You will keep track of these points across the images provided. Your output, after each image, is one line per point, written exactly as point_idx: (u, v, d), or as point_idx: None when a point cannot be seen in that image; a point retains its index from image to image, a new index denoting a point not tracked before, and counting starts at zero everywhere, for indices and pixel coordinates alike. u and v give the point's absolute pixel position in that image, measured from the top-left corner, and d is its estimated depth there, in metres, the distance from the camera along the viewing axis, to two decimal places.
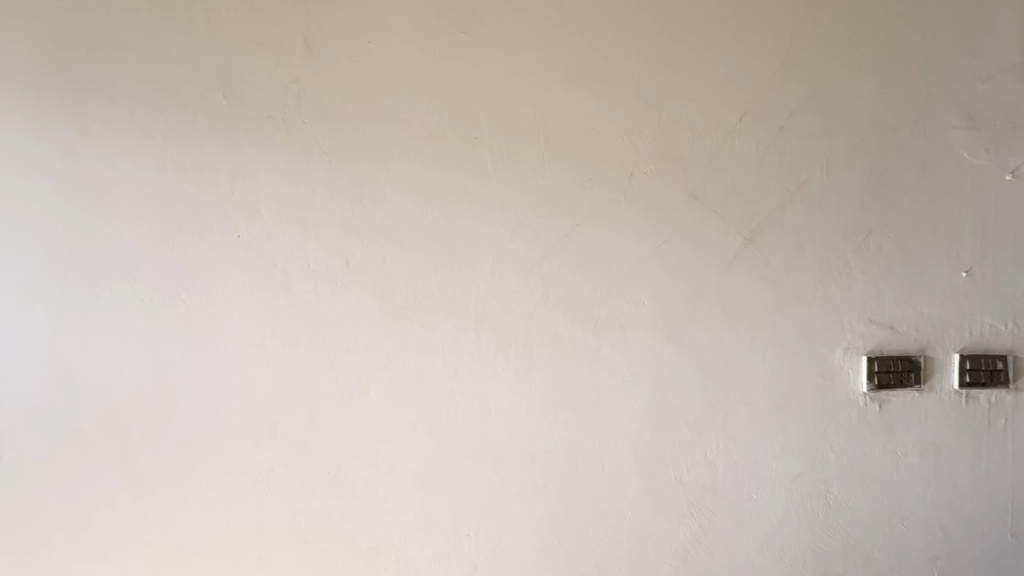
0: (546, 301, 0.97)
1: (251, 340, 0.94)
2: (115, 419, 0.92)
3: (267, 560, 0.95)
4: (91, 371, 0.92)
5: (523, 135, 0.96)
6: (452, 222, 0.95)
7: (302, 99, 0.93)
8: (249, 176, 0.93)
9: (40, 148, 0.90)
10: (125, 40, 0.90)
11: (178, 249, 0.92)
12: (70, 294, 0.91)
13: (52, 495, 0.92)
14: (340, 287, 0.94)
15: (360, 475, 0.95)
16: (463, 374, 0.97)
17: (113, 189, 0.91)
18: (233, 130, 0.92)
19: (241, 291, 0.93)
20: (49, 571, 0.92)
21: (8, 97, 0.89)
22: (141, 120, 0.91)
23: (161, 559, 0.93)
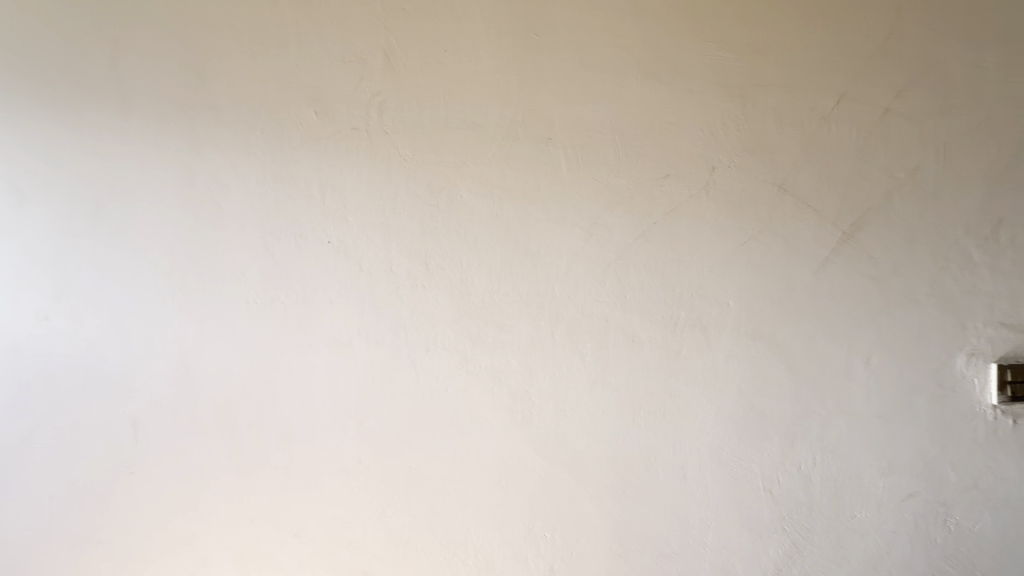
0: (622, 301, 0.95)
1: (339, 339, 1.00)
2: (225, 409, 1.02)
3: (356, 547, 1.00)
4: (205, 366, 1.02)
5: (597, 133, 0.94)
6: (527, 223, 0.96)
7: (383, 110, 0.97)
8: (336, 186, 0.99)
9: (164, 167, 1.02)
10: (230, 66, 1.00)
11: (276, 254, 1.00)
12: (188, 297, 1.02)
13: (175, 475, 1.03)
14: (420, 289, 0.98)
15: (439, 471, 0.99)
16: (538, 374, 0.97)
17: (222, 201, 1.01)
18: (322, 143, 0.99)
19: (330, 293, 1.00)
20: (175, 542, 1.04)
21: (138, 122, 1.02)
22: (244, 138, 1.00)
23: (264, 538, 1.02)
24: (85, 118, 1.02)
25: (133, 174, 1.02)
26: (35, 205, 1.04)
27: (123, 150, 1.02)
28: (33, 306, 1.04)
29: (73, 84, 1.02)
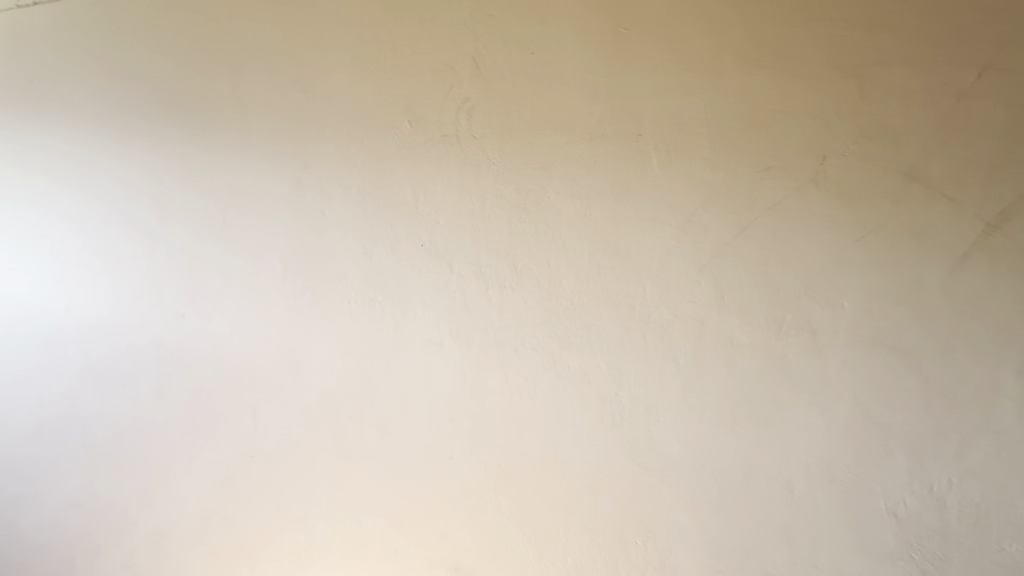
0: (719, 302, 0.90)
1: (432, 338, 1.04)
2: (330, 401, 1.10)
3: (448, 539, 1.04)
4: (312, 361, 1.11)
5: (691, 125, 0.90)
6: (616, 223, 0.94)
7: (472, 116, 1.00)
8: (429, 191, 1.03)
9: (276, 179, 1.12)
10: (333, 83, 1.07)
11: (374, 258, 1.07)
12: (298, 298, 1.12)
13: (288, 460, 1.13)
14: (508, 290, 1.00)
15: (527, 470, 0.99)
16: (628, 377, 0.94)
17: (326, 209, 1.09)
18: (415, 151, 1.03)
19: (424, 294, 1.04)
20: (287, 520, 1.14)
21: (256, 140, 1.13)
22: (346, 150, 1.07)
23: (364, 524, 1.09)
24: (213, 140, 1.16)
25: (252, 188, 1.14)
26: (175, 219, 1.19)
27: (244, 167, 1.14)
28: (175, 307, 1.20)
29: (205, 111, 1.16)
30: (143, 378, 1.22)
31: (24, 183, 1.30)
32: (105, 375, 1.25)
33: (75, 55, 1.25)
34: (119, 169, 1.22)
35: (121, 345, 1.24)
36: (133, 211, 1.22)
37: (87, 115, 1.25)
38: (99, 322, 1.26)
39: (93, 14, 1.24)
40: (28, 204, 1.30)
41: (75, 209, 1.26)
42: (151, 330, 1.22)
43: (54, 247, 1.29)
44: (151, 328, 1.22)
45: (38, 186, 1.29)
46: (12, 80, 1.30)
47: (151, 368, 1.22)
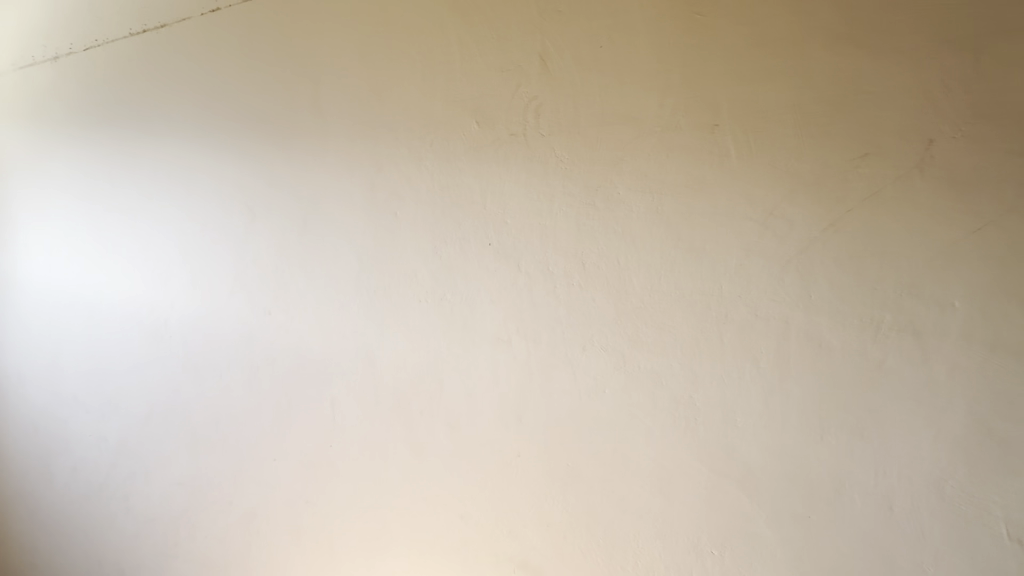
0: (805, 301, 0.84)
1: (499, 336, 1.05)
2: (402, 395, 1.14)
3: (515, 535, 1.05)
4: (385, 357, 1.16)
5: (774, 113, 0.85)
6: (691, 218, 0.90)
7: (540, 114, 1.00)
8: (496, 190, 1.04)
9: (352, 183, 1.17)
10: (404, 88, 1.11)
11: (443, 257, 1.09)
12: (372, 296, 1.17)
13: (364, 450, 1.18)
14: (576, 288, 0.98)
15: (596, 471, 0.98)
16: (704, 379, 0.90)
17: (398, 210, 1.13)
18: (484, 151, 1.05)
19: (492, 293, 1.05)
20: (363, 508, 1.19)
21: (334, 146, 1.19)
22: (417, 152, 1.11)
23: (435, 515, 1.12)
24: (296, 148, 1.23)
25: (330, 192, 1.20)
26: (263, 223, 1.28)
27: (323, 172, 1.21)
28: (263, 304, 1.29)
29: (288, 122, 1.24)
30: (236, 369, 1.33)
31: (137, 193, 1.46)
32: (203, 366, 1.38)
33: (178, 76, 1.39)
34: (215, 178, 1.34)
35: (217, 338, 1.36)
36: (226, 215, 1.33)
37: (189, 130, 1.37)
38: (198, 317, 1.38)
39: (193, 38, 1.36)
40: (140, 212, 1.46)
41: (178, 216, 1.40)
42: (243, 325, 1.32)
43: (161, 249, 1.43)
44: (242, 323, 1.32)
45: (149, 196, 1.44)
46: (129, 102, 1.46)
47: (243, 360, 1.32)
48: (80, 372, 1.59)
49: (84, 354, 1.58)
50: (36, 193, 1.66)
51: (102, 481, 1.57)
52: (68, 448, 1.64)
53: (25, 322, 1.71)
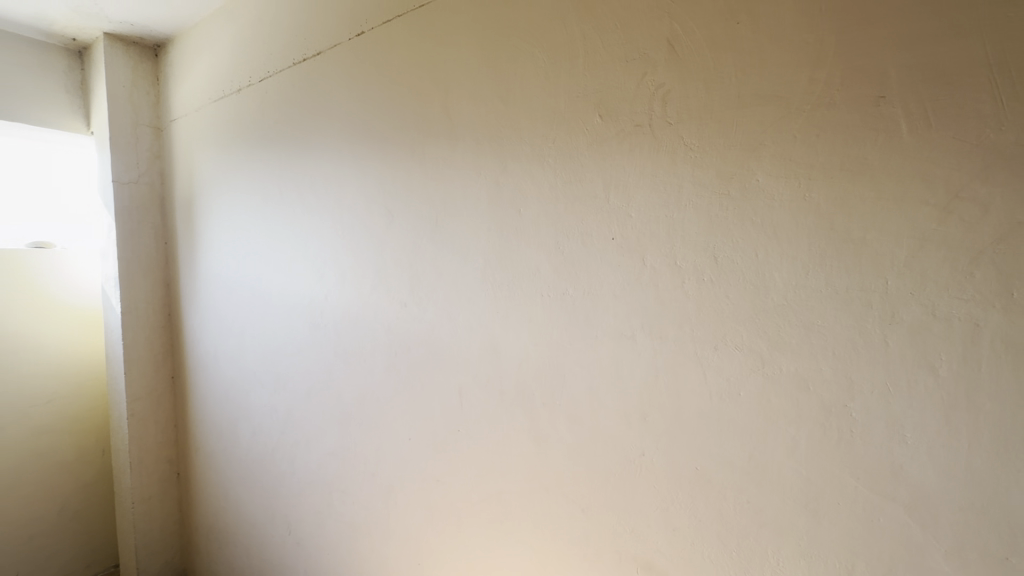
0: (1004, 300, 0.70)
1: (622, 332, 1.03)
2: (525, 386, 1.18)
3: (639, 535, 1.03)
4: (509, 349, 1.21)
5: (960, 76, 0.71)
6: (847, 204, 0.80)
7: (667, 101, 0.95)
8: (620, 183, 1.02)
9: (478, 183, 1.24)
10: (528, 88, 1.14)
11: (566, 252, 1.10)
12: (497, 290, 1.22)
13: (489, 436, 1.25)
14: (708, 284, 0.93)
15: (728, 478, 0.92)
16: (863, 387, 0.80)
17: (522, 208, 1.17)
18: (607, 144, 1.03)
19: (615, 288, 1.04)
20: (488, 491, 1.26)
21: (462, 149, 1.26)
22: (539, 150, 1.13)
23: (556, 505, 1.14)
24: (428, 153, 1.33)
25: (458, 193, 1.28)
26: (400, 224, 1.41)
27: (452, 174, 1.29)
28: (400, 297, 1.42)
29: (422, 130, 1.34)
30: (378, 356, 1.49)
31: (299, 200, 1.69)
32: (351, 351, 1.56)
33: (331, 96, 1.58)
34: (360, 184, 1.50)
35: (362, 327, 1.52)
36: (369, 218, 1.48)
37: (339, 143, 1.55)
38: (346, 309, 1.57)
39: (342, 62, 1.54)
40: (302, 216, 1.69)
41: (330, 219, 1.59)
42: (383, 317, 1.47)
43: (318, 249, 1.64)
44: (383, 314, 1.47)
45: (308, 203, 1.66)
46: (293, 123, 1.70)
47: (383, 348, 1.47)
48: (258, 353, 1.90)
49: (261, 338, 1.88)
50: (225, 203, 2.01)
51: (275, 445, 1.86)
52: (249, 416, 1.97)
53: (219, 311, 2.08)
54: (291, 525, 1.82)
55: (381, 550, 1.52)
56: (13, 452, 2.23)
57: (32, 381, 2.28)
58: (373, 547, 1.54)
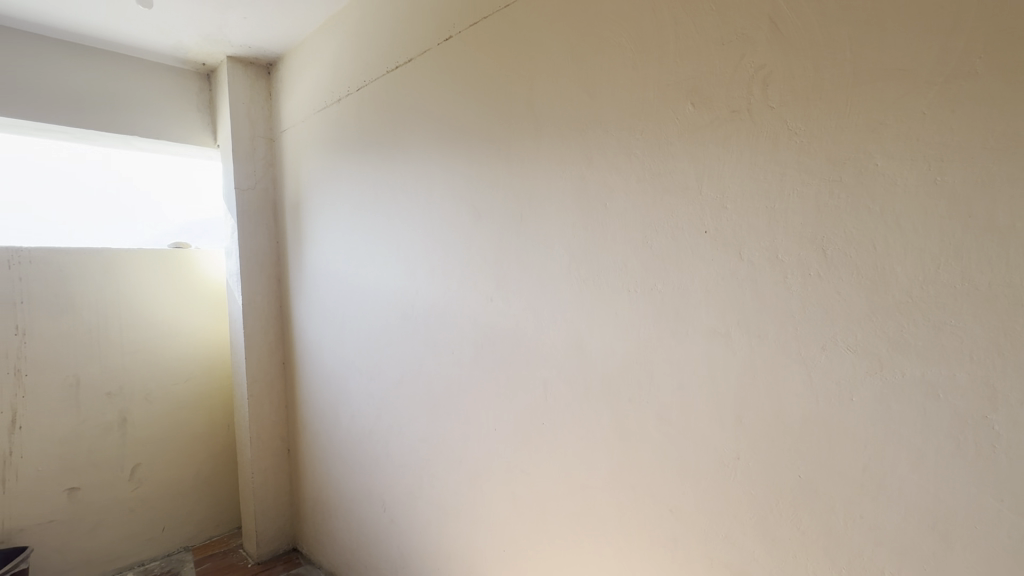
0: None
1: (716, 329, 0.99)
2: (611, 382, 1.17)
3: (733, 542, 0.98)
4: (594, 345, 1.20)
5: None
6: (990, 188, 0.70)
7: (769, 84, 0.89)
8: (715, 173, 0.97)
9: (563, 179, 1.24)
10: (614, 79, 1.12)
11: (655, 246, 1.07)
12: (582, 286, 1.22)
13: (573, 430, 1.26)
14: (815, 279, 0.86)
15: (836, 488, 0.85)
16: (1008, 397, 0.70)
17: (608, 201, 1.15)
18: (700, 133, 0.99)
19: (708, 284, 0.99)
20: (572, 484, 1.26)
21: (546, 145, 1.27)
22: (626, 142, 1.11)
23: (642, 503, 1.12)
24: (514, 150, 1.36)
25: (544, 188, 1.29)
26: (486, 220, 1.45)
27: (537, 170, 1.30)
28: (486, 292, 1.47)
29: (507, 129, 1.37)
30: (465, 346, 1.55)
31: (392, 200, 1.80)
32: (440, 343, 1.64)
33: (421, 100, 1.66)
34: (448, 183, 1.57)
35: (450, 320, 1.59)
36: (457, 215, 1.54)
37: (429, 144, 1.63)
38: (435, 302, 1.64)
39: (431, 66, 1.61)
40: (395, 214, 1.79)
41: (420, 217, 1.68)
42: (469, 311, 1.52)
43: (409, 246, 1.74)
44: (469, 308, 1.53)
45: (400, 203, 1.76)
46: (386, 128, 1.81)
47: (470, 340, 1.53)
48: (356, 342, 2.05)
49: (359, 329, 2.03)
50: (327, 204, 2.18)
51: (371, 428, 2.00)
52: (349, 401, 2.13)
53: (322, 304, 2.27)
54: (386, 503, 1.95)
55: (469, 535, 1.58)
56: (160, 423, 2.61)
57: (173, 363, 2.65)
58: (461, 530, 1.61)
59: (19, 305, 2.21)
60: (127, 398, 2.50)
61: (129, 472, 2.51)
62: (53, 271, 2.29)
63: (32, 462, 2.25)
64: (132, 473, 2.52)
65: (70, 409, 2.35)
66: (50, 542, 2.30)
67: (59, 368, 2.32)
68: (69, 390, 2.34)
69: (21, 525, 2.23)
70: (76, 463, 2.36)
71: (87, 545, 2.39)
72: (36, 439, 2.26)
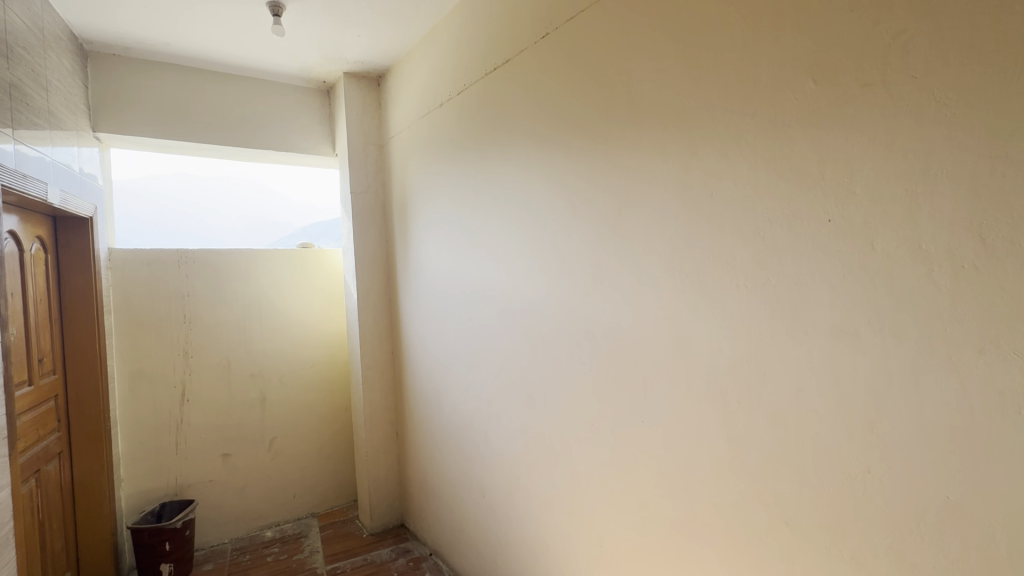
0: None
1: (842, 328, 0.90)
2: (718, 382, 1.11)
3: (861, 564, 0.88)
4: (699, 343, 1.15)
5: None
6: None
7: (910, 51, 0.79)
8: (841, 156, 0.88)
9: (665, 169, 1.20)
10: (722, 62, 1.06)
11: (768, 237, 1.00)
12: (685, 280, 1.17)
13: (675, 429, 1.22)
14: (969, 272, 0.75)
15: (995, 516, 0.73)
16: None
17: (714, 191, 1.09)
18: (823, 113, 0.90)
19: (832, 278, 0.91)
20: (675, 486, 1.22)
21: (647, 137, 1.24)
22: (736, 128, 1.04)
23: (753, 512, 1.05)
24: (612, 143, 1.34)
25: (643, 181, 1.26)
26: (583, 216, 1.45)
27: (636, 162, 1.27)
28: (584, 287, 1.47)
29: (605, 123, 1.36)
30: (561, 340, 1.57)
31: (491, 198, 1.87)
32: (536, 337, 1.68)
33: (518, 99, 1.70)
34: (545, 180, 1.59)
35: (547, 314, 1.62)
36: (554, 211, 1.56)
37: (526, 142, 1.67)
38: (532, 297, 1.69)
39: (528, 65, 1.65)
40: (494, 212, 1.86)
41: (518, 214, 1.73)
42: (567, 307, 1.54)
43: (507, 242, 1.80)
44: (567, 303, 1.54)
45: (499, 201, 1.82)
46: (485, 129, 1.88)
47: (566, 334, 1.55)
48: (458, 335, 2.16)
49: (460, 322, 2.14)
50: (430, 205, 2.32)
51: (471, 417, 2.10)
52: (451, 390, 2.25)
53: (426, 299, 2.42)
54: (485, 489, 2.04)
55: (565, 527, 1.60)
56: (292, 402, 2.96)
57: (302, 350, 2.99)
58: (558, 522, 1.64)
59: (186, 298, 2.64)
60: (265, 378, 2.87)
61: (268, 443, 2.88)
62: (210, 268, 2.70)
63: (195, 429, 2.68)
64: (270, 444, 2.89)
65: (223, 387, 2.75)
66: (209, 498, 2.72)
67: (215, 351, 2.73)
68: (221, 370, 2.75)
69: (189, 481, 2.67)
70: (229, 433, 2.77)
71: (236, 503, 2.79)
72: (199, 410, 2.69)
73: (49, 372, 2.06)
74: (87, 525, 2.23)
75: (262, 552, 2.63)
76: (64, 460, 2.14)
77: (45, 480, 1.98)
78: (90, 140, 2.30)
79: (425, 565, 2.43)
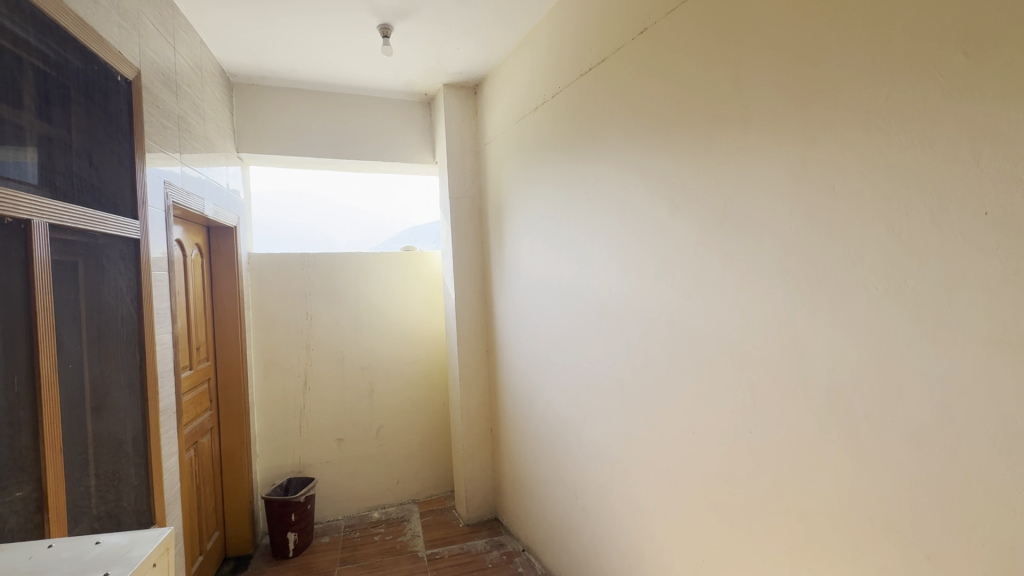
0: None
1: (1003, 338, 0.77)
2: (841, 393, 1.01)
3: None
4: (820, 350, 1.05)
5: None
6: None
7: None
8: (1001, 139, 0.76)
9: (778, 163, 1.12)
10: (848, 41, 0.96)
11: (904, 234, 0.89)
12: (802, 280, 1.08)
13: (790, 442, 1.13)
14: None
15: None
16: None
17: (838, 184, 1.00)
18: (979, 90, 0.78)
19: (989, 280, 0.79)
20: (790, 504, 1.13)
21: (758, 129, 1.17)
22: (864, 113, 0.95)
23: (885, 540, 0.94)
24: (717, 137, 1.28)
25: (753, 175, 1.18)
26: (684, 215, 1.41)
27: (744, 156, 1.21)
28: (685, 289, 1.42)
29: (709, 116, 1.31)
30: (660, 343, 1.53)
31: (587, 199, 1.87)
32: (634, 339, 1.65)
33: (616, 99, 1.69)
34: (643, 179, 1.57)
35: (645, 317, 1.59)
36: (653, 211, 1.53)
37: (625, 140, 1.64)
38: (630, 300, 1.66)
39: (627, 63, 1.63)
40: (590, 213, 1.85)
41: (615, 215, 1.71)
42: (666, 309, 1.49)
43: (603, 244, 1.79)
44: (666, 304, 1.49)
45: (595, 203, 1.82)
46: (580, 132, 1.89)
47: (665, 337, 1.51)
48: (552, 336, 2.19)
49: (554, 323, 2.16)
50: (525, 208, 2.38)
51: (565, 417, 2.11)
52: (544, 389, 2.29)
53: (520, 299, 2.48)
54: (578, 490, 2.04)
55: (664, 536, 1.55)
56: (396, 394, 3.18)
57: (405, 346, 3.21)
58: (655, 531, 1.59)
59: (308, 296, 2.96)
60: (373, 371, 3.12)
61: (375, 431, 3.13)
62: (328, 270, 3.00)
63: (315, 414, 2.99)
64: (377, 432, 3.13)
65: (338, 377, 3.04)
66: (326, 477, 3.01)
67: (331, 344, 3.02)
68: (336, 362, 3.03)
69: (310, 461, 2.98)
70: (342, 420, 3.05)
71: (348, 484, 3.06)
72: (318, 398, 2.99)
73: (205, 358, 2.43)
74: (231, 491, 2.59)
75: (370, 531, 2.86)
76: (214, 433, 2.50)
77: (201, 450, 2.33)
78: (235, 160, 2.66)
79: (519, 560, 2.49)
